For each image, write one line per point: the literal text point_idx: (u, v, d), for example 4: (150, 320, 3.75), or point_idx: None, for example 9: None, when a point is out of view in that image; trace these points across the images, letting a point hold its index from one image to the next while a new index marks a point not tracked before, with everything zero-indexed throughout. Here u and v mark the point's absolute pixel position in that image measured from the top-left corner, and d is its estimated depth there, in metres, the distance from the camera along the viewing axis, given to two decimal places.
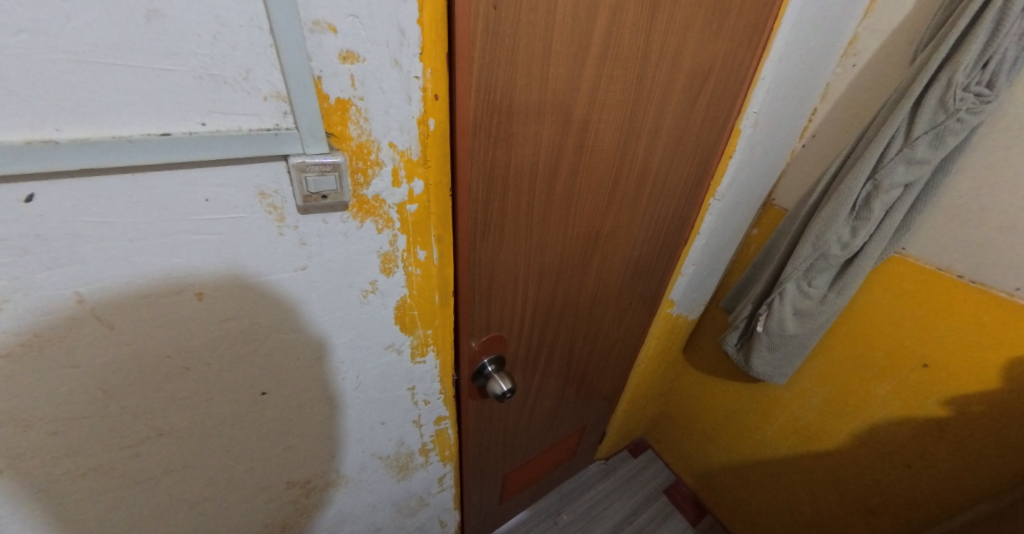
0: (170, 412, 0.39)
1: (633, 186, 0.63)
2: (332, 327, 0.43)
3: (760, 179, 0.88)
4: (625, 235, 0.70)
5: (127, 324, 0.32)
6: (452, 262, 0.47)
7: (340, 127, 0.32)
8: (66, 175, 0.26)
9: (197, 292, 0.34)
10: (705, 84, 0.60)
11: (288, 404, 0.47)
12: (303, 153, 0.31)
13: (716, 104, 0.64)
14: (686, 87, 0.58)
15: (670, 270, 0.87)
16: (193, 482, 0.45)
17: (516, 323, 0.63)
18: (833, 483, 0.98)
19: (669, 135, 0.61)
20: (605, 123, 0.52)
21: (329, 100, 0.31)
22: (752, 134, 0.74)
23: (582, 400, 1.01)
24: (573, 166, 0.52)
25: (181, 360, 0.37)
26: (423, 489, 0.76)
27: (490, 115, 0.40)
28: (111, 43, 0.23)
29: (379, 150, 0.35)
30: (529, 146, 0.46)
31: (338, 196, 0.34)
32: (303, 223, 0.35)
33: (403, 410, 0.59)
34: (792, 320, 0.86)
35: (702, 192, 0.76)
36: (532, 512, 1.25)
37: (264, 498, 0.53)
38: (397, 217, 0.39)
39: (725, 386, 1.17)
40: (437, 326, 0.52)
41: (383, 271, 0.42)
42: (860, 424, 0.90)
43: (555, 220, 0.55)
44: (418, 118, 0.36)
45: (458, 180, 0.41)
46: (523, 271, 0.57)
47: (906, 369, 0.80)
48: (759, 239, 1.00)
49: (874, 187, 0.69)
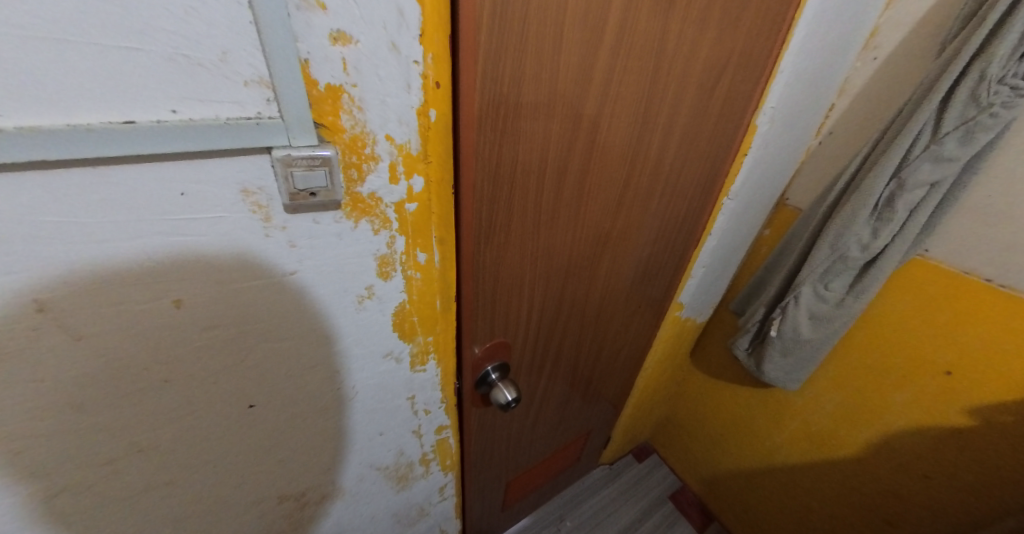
0: (152, 427, 0.36)
1: (645, 186, 0.60)
2: (325, 335, 0.40)
3: (774, 178, 0.85)
4: (635, 237, 0.66)
5: (98, 334, 0.29)
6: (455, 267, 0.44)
7: (332, 117, 0.29)
8: (18, 169, 0.22)
9: (175, 299, 0.31)
10: (722, 78, 0.57)
11: (279, 416, 0.44)
12: (289, 146, 0.28)
13: (732, 99, 0.61)
14: (702, 81, 0.54)
15: (679, 272, 0.84)
16: (178, 499, 0.43)
17: (521, 329, 0.60)
18: (846, 493, 0.95)
19: (683, 131, 0.58)
20: (617, 119, 0.49)
21: (318, 87, 0.27)
22: (767, 131, 0.71)
23: (587, 406, 0.98)
24: (583, 165, 0.49)
25: (160, 371, 0.34)
26: (423, 499, 0.73)
27: (497, 108, 0.37)
28: (66, 17, 0.20)
29: (375, 143, 0.31)
30: (536, 143, 0.43)
31: (330, 193, 0.31)
32: (291, 224, 0.32)
33: (402, 420, 0.56)
34: (807, 324, 0.83)
35: (715, 191, 0.73)
36: (535, 518, 1.23)
37: (256, 512, 0.51)
38: (395, 217, 0.36)
39: (733, 391, 1.14)
40: (439, 332, 0.49)
41: (380, 276, 0.39)
42: (876, 433, 0.86)
43: (563, 221, 0.53)
44: (419, 109, 0.32)
45: (462, 178, 0.38)
46: (528, 275, 0.54)
47: (927, 376, 0.77)
48: (771, 240, 0.97)
49: (898, 185, 0.66)
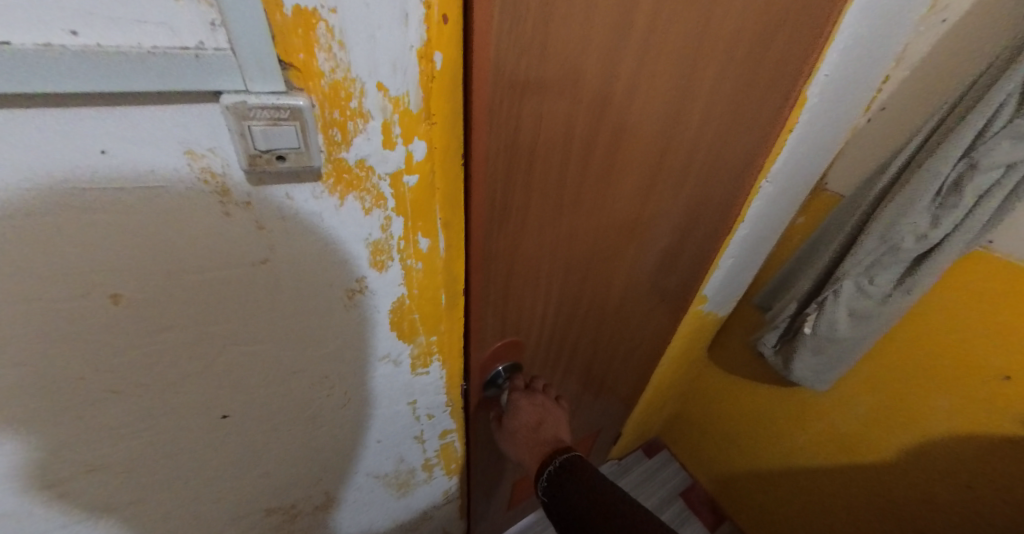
0: (101, 444, 0.30)
1: (679, 164, 0.52)
2: (310, 336, 0.34)
3: (815, 159, 0.76)
4: (664, 223, 0.59)
5: (10, 340, 0.23)
6: (461, 259, 0.38)
7: (304, 56, 0.21)
8: None
9: (111, 294, 0.24)
10: (776, 35, 0.48)
11: (258, 427, 0.38)
12: (245, 91, 0.20)
13: (784, 62, 0.52)
14: (755, 39, 0.46)
15: (706, 262, 0.76)
16: (147, 517, 0.37)
17: (533, 328, 0.54)
18: (874, 499, 0.89)
19: (727, 100, 0.49)
20: (656, 83, 0.40)
21: (283, 11, 0.19)
22: (816, 104, 0.63)
23: (599, 403, 0.92)
24: (613, 138, 0.41)
25: (104, 381, 0.27)
26: (427, 504, 0.68)
27: (517, 57, 0.29)
28: None
29: (363, 95, 0.24)
30: (562, 112, 0.35)
31: (303, 158, 0.24)
32: (257, 199, 0.25)
33: (402, 427, 0.50)
34: (845, 321, 0.75)
35: (753, 172, 0.65)
36: (542, 514, 1.18)
37: (240, 526, 0.45)
38: (390, 193, 0.29)
39: (753, 388, 1.08)
40: (443, 331, 0.42)
41: (373, 266, 0.32)
42: (913, 438, 0.80)
43: (587, 204, 0.45)
44: (420, 51, 0.24)
45: (473, 147, 0.31)
46: (544, 270, 0.47)
47: (978, 380, 0.70)
48: (804, 229, 0.89)
49: (969, 165, 0.57)
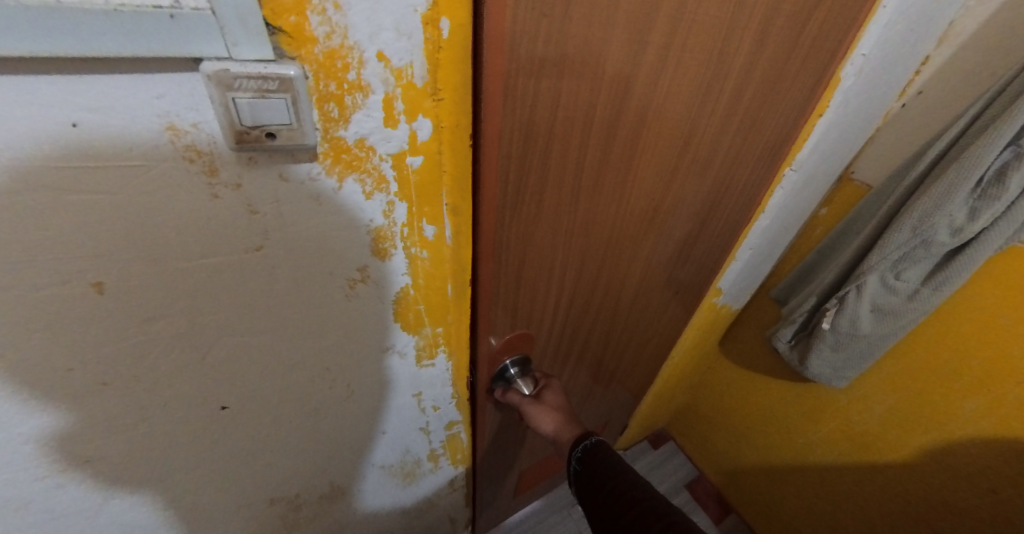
0: (96, 435, 0.30)
1: (705, 149, 0.49)
2: (310, 327, 0.32)
3: (843, 146, 0.72)
4: (684, 212, 0.56)
5: None
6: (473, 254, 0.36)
7: (296, 18, 0.19)
8: None
9: (94, 282, 0.23)
10: (819, 8, 0.44)
11: (259, 418, 0.37)
12: (229, 58, 0.18)
13: (823, 38, 0.48)
14: (795, 12, 0.42)
15: (725, 253, 0.73)
16: (148, 505, 0.37)
17: (545, 323, 0.52)
18: (888, 498, 0.88)
19: (760, 81, 0.46)
20: (687, 60, 0.37)
21: None
22: (850, 86, 0.58)
23: (608, 396, 0.91)
24: (638, 120, 0.39)
25: (95, 372, 0.26)
26: (432, 493, 0.68)
27: (538, 26, 0.26)
28: None
29: (362, 64, 0.22)
30: (584, 99, 0.33)
31: (295, 135, 0.21)
32: (248, 181, 0.23)
33: (408, 419, 0.48)
34: (868, 318, 0.72)
35: (780, 159, 0.61)
36: (547, 503, 1.18)
37: (244, 515, 0.45)
38: (393, 175, 0.27)
39: (765, 384, 1.05)
40: (450, 322, 0.40)
41: (375, 254, 0.30)
42: (934, 440, 0.78)
43: (607, 191, 0.43)
44: (426, 16, 0.22)
45: (483, 127, 0.28)
46: (557, 264, 0.46)
47: (1010, 383, 0.67)
48: (827, 221, 0.85)
49: (1015, 154, 0.54)
